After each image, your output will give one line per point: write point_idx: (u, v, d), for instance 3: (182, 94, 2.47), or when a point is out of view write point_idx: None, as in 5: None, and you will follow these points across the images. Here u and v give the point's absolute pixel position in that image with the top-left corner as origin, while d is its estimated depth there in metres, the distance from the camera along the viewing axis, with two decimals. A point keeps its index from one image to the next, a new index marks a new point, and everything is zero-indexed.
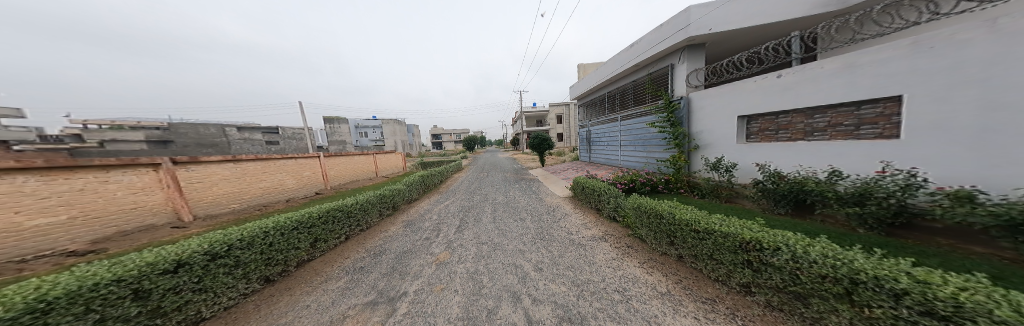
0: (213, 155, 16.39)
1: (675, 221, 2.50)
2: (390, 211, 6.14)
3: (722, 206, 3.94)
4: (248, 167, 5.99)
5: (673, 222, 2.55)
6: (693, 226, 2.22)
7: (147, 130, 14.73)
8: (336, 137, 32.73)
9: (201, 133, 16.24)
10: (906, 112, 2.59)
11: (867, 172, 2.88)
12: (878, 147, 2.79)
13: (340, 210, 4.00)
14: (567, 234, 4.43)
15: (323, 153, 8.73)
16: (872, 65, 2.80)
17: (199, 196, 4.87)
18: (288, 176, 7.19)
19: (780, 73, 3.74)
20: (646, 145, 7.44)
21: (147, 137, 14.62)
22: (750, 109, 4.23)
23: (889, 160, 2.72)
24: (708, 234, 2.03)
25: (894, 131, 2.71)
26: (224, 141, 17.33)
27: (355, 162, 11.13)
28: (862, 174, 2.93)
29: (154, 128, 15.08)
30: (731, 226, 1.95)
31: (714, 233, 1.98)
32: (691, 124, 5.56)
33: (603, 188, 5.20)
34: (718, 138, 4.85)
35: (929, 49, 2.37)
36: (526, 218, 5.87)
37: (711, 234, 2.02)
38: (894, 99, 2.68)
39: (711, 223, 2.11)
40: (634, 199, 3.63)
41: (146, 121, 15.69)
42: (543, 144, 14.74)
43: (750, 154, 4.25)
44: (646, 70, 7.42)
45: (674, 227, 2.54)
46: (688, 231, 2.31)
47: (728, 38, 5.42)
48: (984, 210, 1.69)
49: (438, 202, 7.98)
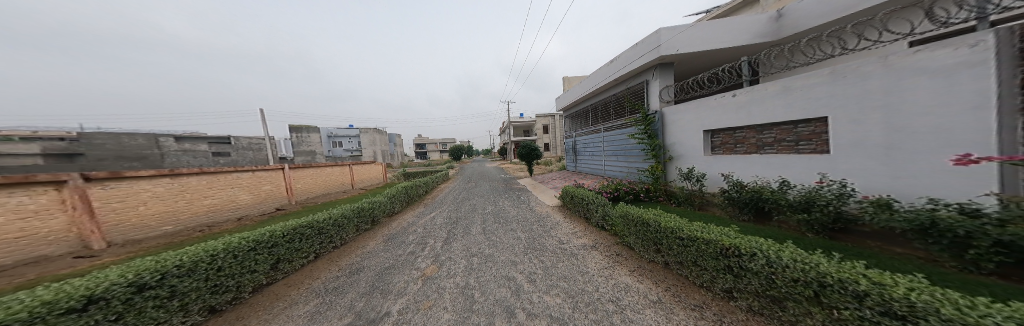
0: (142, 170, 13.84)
1: (662, 230, 2.62)
2: (369, 225, 5.68)
3: (697, 213, 4.30)
4: (190, 182, 5.13)
5: (659, 231, 2.67)
6: (677, 233, 2.35)
7: (48, 141, 12.05)
8: (303, 147, 29.87)
9: (126, 145, 14.18)
10: (832, 131, 3.05)
11: (809, 183, 3.27)
12: (815, 161, 3.21)
13: (310, 227, 3.58)
14: (558, 244, 4.45)
15: (288, 165, 7.88)
16: (803, 89, 3.29)
17: (119, 218, 4.01)
18: (243, 191, 6.31)
19: (734, 92, 4.22)
20: (627, 155, 7.92)
21: (46, 150, 11.88)
22: (712, 124, 4.70)
23: (825, 171, 3.13)
24: (692, 242, 2.16)
25: (825, 146, 3.16)
26: (156, 154, 14.83)
27: (327, 174, 10.22)
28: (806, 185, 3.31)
29: (59, 139, 12.39)
30: (713, 233, 2.08)
31: (697, 240, 2.10)
32: (665, 136, 6.04)
33: (591, 197, 5.38)
34: (689, 150, 5.31)
35: (843, 77, 2.87)
36: (516, 228, 5.80)
37: (694, 241, 2.14)
38: (822, 119, 3.16)
39: (694, 230, 2.24)
40: (621, 208, 3.76)
41: (48, 130, 12.87)
42: (530, 153, 14.94)
43: (715, 164, 4.67)
44: (624, 84, 8.01)
45: (660, 236, 2.67)
46: (674, 239, 2.43)
47: (692, 59, 6.07)
48: (902, 215, 2.01)
49: (423, 214, 7.56)
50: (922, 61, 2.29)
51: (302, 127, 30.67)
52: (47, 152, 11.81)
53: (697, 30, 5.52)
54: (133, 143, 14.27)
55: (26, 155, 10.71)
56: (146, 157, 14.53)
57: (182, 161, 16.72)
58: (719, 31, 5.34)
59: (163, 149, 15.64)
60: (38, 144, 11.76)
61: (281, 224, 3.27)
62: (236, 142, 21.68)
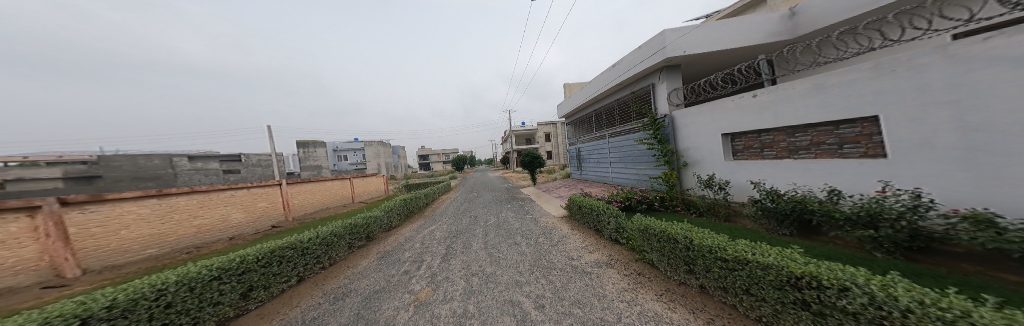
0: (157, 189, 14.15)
1: (695, 251, 2.17)
2: (363, 242, 5.32)
3: (724, 225, 3.85)
4: (178, 202, 4.94)
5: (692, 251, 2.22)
6: (720, 254, 1.91)
7: (70, 164, 12.48)
8: (309, 161, 30.30)
9: (143, 165, 14.37)
10: (886, 131, 2.44)
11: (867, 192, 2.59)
12: (868, 168, 2.59)
13: (293, 247, 3.26)
14: (567, 260, 4.00)
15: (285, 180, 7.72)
16: (841, 86, 2.74)
17: (97, 242, 3.77)
18: (236, 208, 6.07)
19: (755, 93, 3.78)
20: (636, 161, 7.48)
21: (67, 172, 12.25)
22: (732, 128, 4.24)
23: (887, 179, 2.47)
24: (743, 266, 1.72)
25: (879, 150, 2.51)
26: (170, 173, 15.19)
27: (326, 188, 10.05)
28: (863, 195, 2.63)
29: (81, 163, 12.86)
30: (769, 256, 1.63)
31: (751, 262, 1.67)
32: (678, 141, 5.72)
33: (602, 208, 4.95)
34: (707, 154, 4.88)
35: (892, 71, 2.34)
36: (521, 242, 5.37)
37: (747, 264, 1.71)
38: (869, 119, 2.55)
39: (742, 251, 1.81)
40: (638, 220, 3.33)
41: (72, 153, 13.39)
42: (534, 162, 14.59)
43: (739, 171, 4.17)
44: (629, 89, 7.74)
45: (693, 257, 2.22)
46: (713, 261, 1.98)
47: (701, 61, 5.77)
48: (1015, 235, 1.57)
49: (422, 227, 7.18)
50: (997, 47, 1.76)
51: (309, 141, 31.38)
52: (68, 175, 12.17)
53: (705, 30, 5.24)
54: (148, 163, 14.68)
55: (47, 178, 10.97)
56: (159, 176, 14.81)
57: (192, 179, 17.01)
58: (729, 30, 5.04)
59: (177, 168, 16.05)
60: (59, 167, 12.16)
61: (258, 247, 2.96)
62: (245, 159, 22.13)
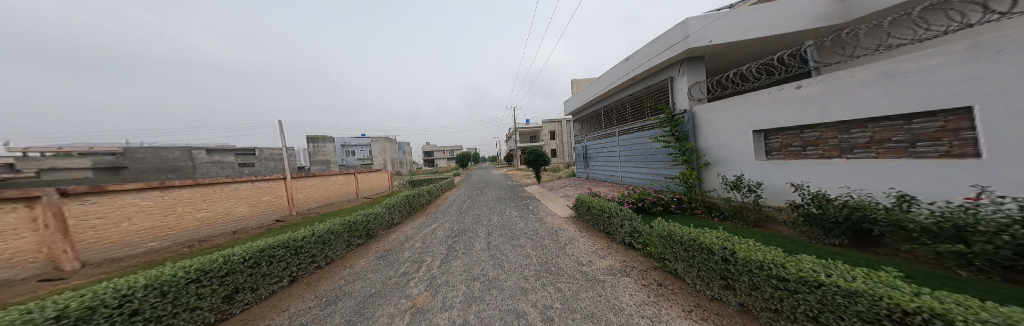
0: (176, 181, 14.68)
1: (740, 262, 1.68)
2: (362, 240, 5.17)
3: (755, 231, 3.44)
4: (183, 195, 4.93)
5: (737, 267, 1.71)
6: (778, 271, 1.40)
7: (98, 156, 13.07)
8: (318, 156, 30.88)
9: (164, 158, 14.96)
10: (981, 126, 1.96)
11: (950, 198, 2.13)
12: (950, 168, 2.13)
13: (285, 246, 3.13)
14: (576, 266, 3.69)
15: (290, 174, 7.70)
16: (916, 72, 2.29)
17: (97, 236, 3.73)
18: (240, 202, 6.05)
19: (799, 84, 3.35)
20: (649, 160, 7.03)
21: (96, 163, 12.84)
22: (766, 123, 3.82)
23: (985, 183, 1.93)
24: (815, 290, 1.21)
25: (969, 148, 2.05)
26: (188, 165, 15.74)
27: (331, 183, 10.05)
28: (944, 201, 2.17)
29: (108, 154, 13.47)
30: (855, 280, 1.12)
31: (825, 285, 1.17)
32: (699, 139, 5.32)
33: (613, 210, 4.58)
34: (734, 153, 4.45)
35: (994, 53, 1.85)
36: (526, 244, 5.10)
37: (820, 288, 1.20)
38: (956, 111, 2.11)
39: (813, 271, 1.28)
40: (658, 224, 2.96)
41: (100, 146, 14.06)
42: (539, 160, 14.26)
43: (774, 172, 3.72)
44: (643, 83, 7.29)
45: (736, 270, 1.72)
46: (765, 279, 1.48)
47: (727, 51, 5.27)
48: None
49: (424, 226, 6.99)
50: None
51: (320, 137, 32.02)
52: (96, 165, 12.76)
53: (734, 17, 4.75)
54: (169, 156, 15.25)
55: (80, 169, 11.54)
56: (178, 169, 15.37)
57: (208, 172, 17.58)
58: (763, 16, 4.52)
59: (196, 160, 16.69)
60: (88, 159, 12.79)
61: (246, 246, 2.82)
62: (257, 153, 22.73)
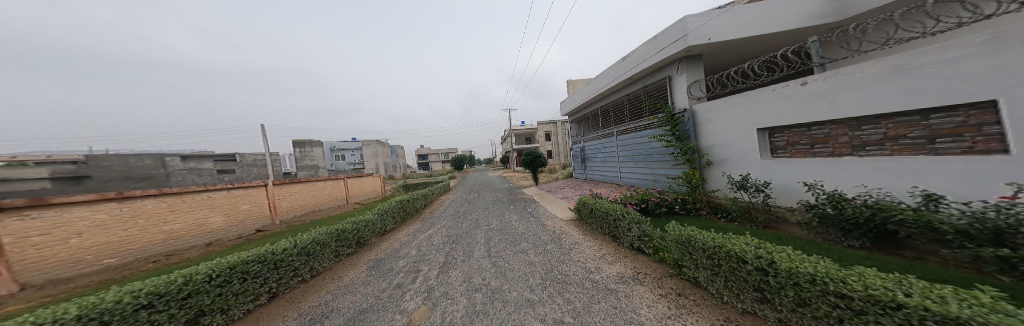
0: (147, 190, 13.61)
1: (784, 274, 1.47)
2: (352, 249, 4.79)
3: (767, 232, 3.38)
4: (145, 206, 4.37)
5: (779, 281, 1.52)
6: (838, 287, 1.20)
7: (58, 165, 11.97)
8: (306, 161, 29.68)
9: (134, 166, 13.87)
10: (1007, 120, 1.89)
11: (978, 196, 2.05)
12: (974, 166, 2.06)
13: (260, 259, 2.73)
14: (584, 274, 3.47)
15: (271, 181, 7.17)
16: (932, 66, 2.22)
17: (39, 254, 3.22)
18: (215, 212, 5.49)
19: (805, 80, 3.29)
20: (650, 160, 6.98)
21: (55, 173, 11.76)
22: (771, 121, 3.75)
23: (1015, 181, 1.85)
24: (892, 313, 1.00)
25: (995, 143, 1.99)
26: (162, 173, 14.69)
27: (318, 189, 9.50)
28: (972, 199, 2.09)
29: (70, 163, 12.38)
30: (948, 304, 0.91)
31: (906, 308, 0.96)
32: (700, 138, 5.27)
33: (618, 213, 4.40)
34: (737, 152, 4.39)
35: (1014, 44, 1.79)
36: (528, 249, 4.87)
37: (899, 311, 1.00)
38: (978, 105, 2.04)
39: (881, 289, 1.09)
40: (673, 228, 2.79)
41: (61, 154, 12.91)
42: (536, 161, 14.09)
43: (782, 171, 3.66)
44: (641, 82, 7.25)
45: (777, 283, 1.53)
46: (820, 296, 1.28)
47: (726, 49, 5.25)
48: None
49: (419, 232, 6.64)
50: None
51: (307, 141, 30.79)
52: (55, 175, 11.66)
53: (733, 15, 4.73)
54: (139, 163, 14.18)
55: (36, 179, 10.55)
56: (151, 177, 14.35)
57: (184, 179, 16.50)
58: (763, 13, 4.48)
59: (170, 168, 15.70)
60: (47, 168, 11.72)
61: (212, 263, 2.42)
62: (239, 159, 21.57)
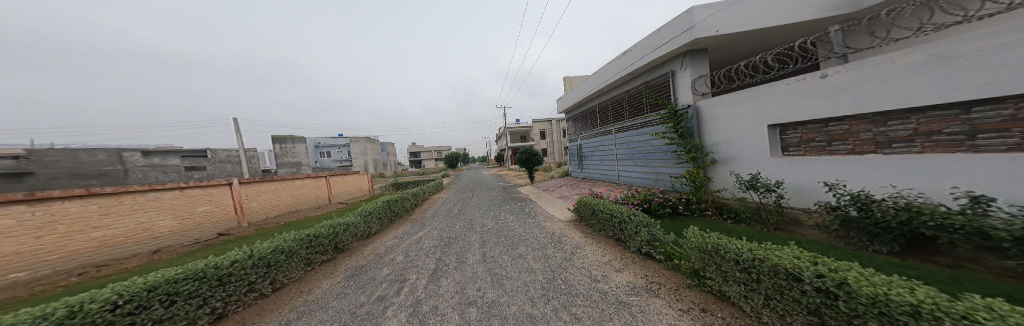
0: (102, 188, 12.21)
1: (866, 301, 1.11)
2: (329, 256, 4.25)
3: (782, 235, 3.22)
4: (68, 209, 3.59)
5: (856, 311, 1.16)
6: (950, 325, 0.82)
7: None
8: (286, 158, 27.95)
9: (85, 162, 12.36)
10: None
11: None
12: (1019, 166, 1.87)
13: (198, 276, 2.11)
14: (590, 283, 3.12)
15: (238, 179, 6.41)
16: (979, 54, 1.99)
17: None
18: (164, 215, 4.74)
19: (824, 73, 3.06)
20: (650, 159, 6.81)
21: None
22: (784, 118, 3.51)
23: None
24: None
25: None
26: (120, 171, 13.30)
27: (295, 188, 8.72)
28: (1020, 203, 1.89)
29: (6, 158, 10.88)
30: None
31: None
32: (704, 136, 5.11)
33: (624, 215, 4.11)
34: (744, 150, 4.19)
35: None
36: (527, 254, 4.50)
37: None
38: None
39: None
40: (692, 236, 2.49)
41: None
42: (531, 159, 13.74)
43: (794, 170, 3.47)
44: (642, 78, 7.07)
45: (849, 311, 1.20)
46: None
47: (732, 43, 5.07)
48: None
49: (408, 234, 6.13)
50: None
51: (288, 137, 29.02)
52: None
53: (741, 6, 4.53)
54: (90, 159, 12.67)
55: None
56: (107, 174, 12.93)
57: (146, 177, 15.06)
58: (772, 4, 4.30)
59: (128, 164, 14.37)
60: None
61: (120, 284, 1.77)
62: (211, 155, 19.98)
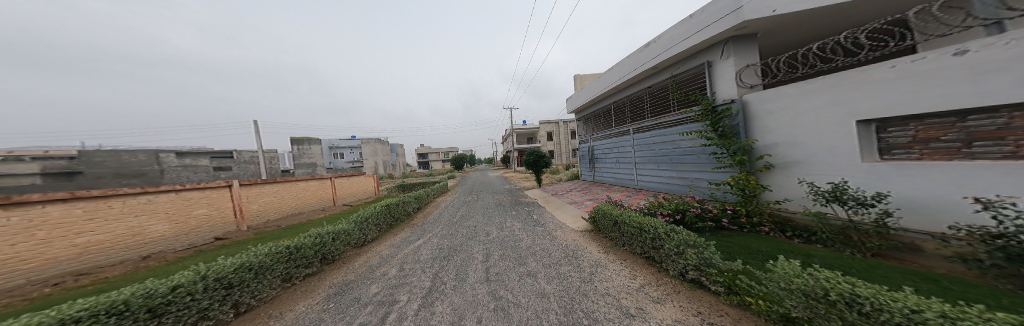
0: (136, 187, 12.91)
1: None
2: (313, 269, 3.79)
3: (886, 263, 2.36)
4: (48, 214, 3.42)
5: None
6: None
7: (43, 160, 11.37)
8: (303, 159, 29.00)
9: (126, 162, 13.20)
10: None
11: None
12: None
13: (115, 309, 1.68)
14: (623, 318, 2.37)
15: (235, 181, 6.35)
16: None
17: None
18: (155, 218, 4.62)
19: (961, 47, 2.16)
20: (679, 162, 5.97)
21: (44, 168, 10.64)
22: (891, 111, 2.61)
23: None
24: None
25: None
26: (156, 170, 14.16)
27: (295, 190, 8.65)
28: None
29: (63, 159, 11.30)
30: None
31: None
32: (752, 135, 4.28)
33: (659, 231, 3.27)
34: (817, 153, 3.34)
35: None
36: (537, 272, 3.82)
37: None
38: None
39: None
40: (793, 278, 1.53)
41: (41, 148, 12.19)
42: (540, 161, 13.05)
43: (908, 179, 2.55)
44: (667, 72, 6.26)
45: None
46: None
47: (788, 28, 4.17)
48: None
49: (407, 242, 5.65)
50: None
51: (305, 139, 30.13)
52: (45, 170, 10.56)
53: None
54: (130, 160, 13.57)
55: (22, 175, 10.04)
56: (145, 174, 13.76)
57: (179, 177, 15.93)
58: None
59: (163, 164, 15.26)
60: (37, 162, 10.56)
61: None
62: (236, 156, 21.03)
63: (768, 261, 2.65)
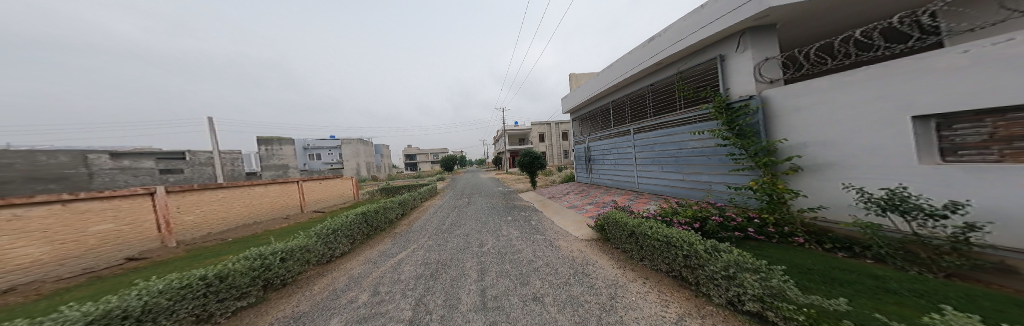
0: (54, 194, 10.67)
1: None
2: (249, 303, 2.84)
3: (979, 289, 1.92)
4: None
5: None
6: None
7: None
8: (273, 161, 26.27)
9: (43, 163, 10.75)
10: None
11: None
12: None
13: None
14: None
15: (161, 188, 5.09)
16: None
17: None
18: (28, 240, 3.41)
19: None
20: (688, 164, 5.61)
21: None
22: (958, 104, 2.27)
23: None
24: None
25: None
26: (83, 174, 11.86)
27: (248, 196, 7.32)
28: None
29: None
30: None
31: None
32: (775, 134, 3.95)
33: (696, 248, 2.71)
34: (860, 154, 3.00)
35: None
36: (546, 295, 3.14)
37: None
38: None
39: None
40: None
41: None
42: (534, 162, 12.43)
43: (985, 184, 2.20)
44: (674, 67, 5.88)
45: None
46: None
47: (811, 16, 3.89)
48: None
49: (386, 256, 4.74)
50: None
51: (274, 138, 27.35)
52: None
53: None
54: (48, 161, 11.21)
55: None
56: (66, 177, 11.41)
57: (114, 180, 13.50)
58: None
59: (93, 167, 12.78)
60: None
61: None
62: (189, 157, 18.41)
63: (837, 288, 2.13)
